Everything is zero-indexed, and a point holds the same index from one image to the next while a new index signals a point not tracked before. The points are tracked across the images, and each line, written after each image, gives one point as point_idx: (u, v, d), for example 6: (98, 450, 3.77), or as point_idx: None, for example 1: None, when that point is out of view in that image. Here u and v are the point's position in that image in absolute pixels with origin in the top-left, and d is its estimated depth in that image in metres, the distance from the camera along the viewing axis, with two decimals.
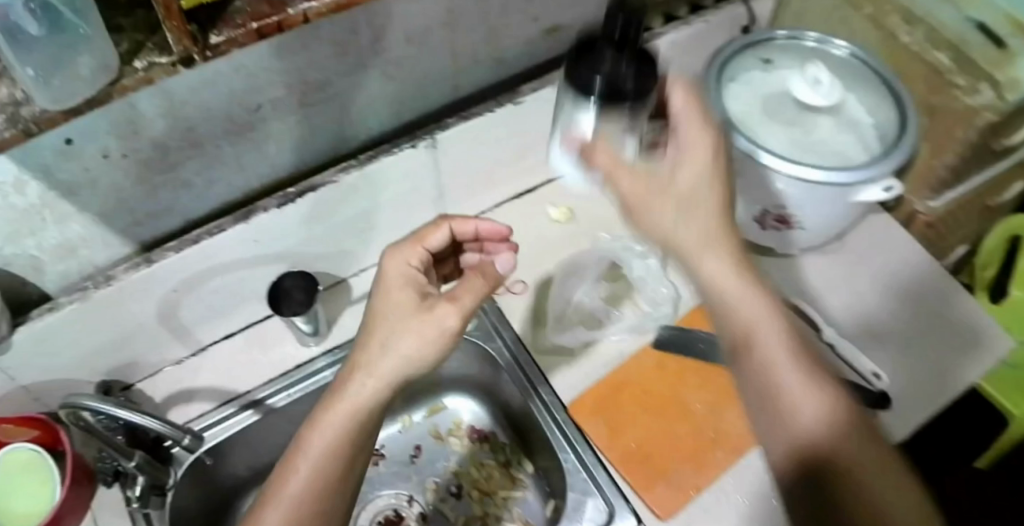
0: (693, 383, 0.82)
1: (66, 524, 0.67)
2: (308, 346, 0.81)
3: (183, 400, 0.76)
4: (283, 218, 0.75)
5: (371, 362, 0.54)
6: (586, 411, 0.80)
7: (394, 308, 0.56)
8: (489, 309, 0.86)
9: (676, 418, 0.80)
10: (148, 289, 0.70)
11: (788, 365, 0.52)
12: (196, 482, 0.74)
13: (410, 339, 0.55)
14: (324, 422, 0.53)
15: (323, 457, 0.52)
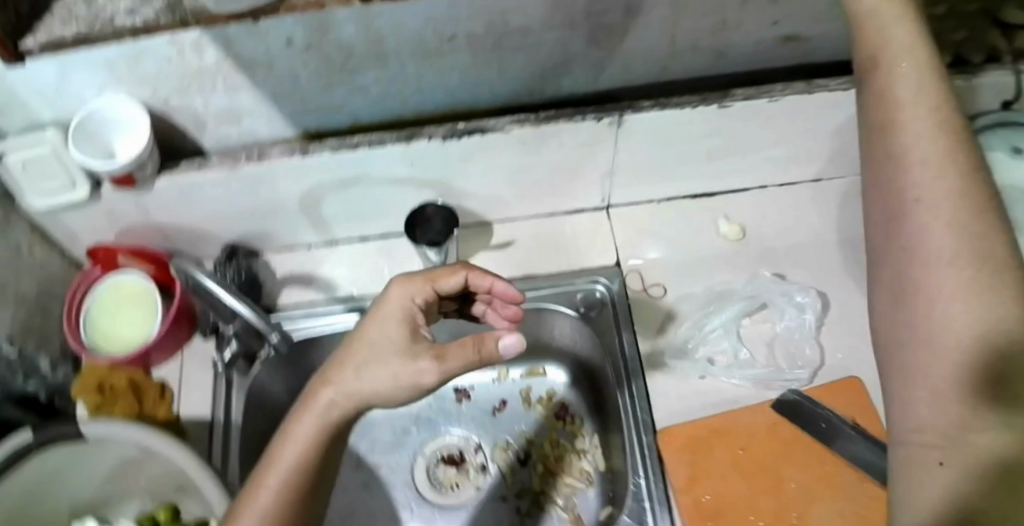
0: (800, 462, 0.74)
1: (158, 357, 0.82)
2: None
3: (303, 282, 0.88)
4: (443, 149, 0.78)
5: (341, 382, 0.57)
6: (674, 445, 0.76)
7: (379, 340, 0.60)
8: (618, 303, 0.84)
9: (765, 491, 0.73)
10: (299, 173, 0.79)
11: (943, 325, 0.42)
12: (288, 362, 0.84)
13: (382, 373, 0.57)
14: (287, 442, 0.56)
15: (292, 472, 0.55)
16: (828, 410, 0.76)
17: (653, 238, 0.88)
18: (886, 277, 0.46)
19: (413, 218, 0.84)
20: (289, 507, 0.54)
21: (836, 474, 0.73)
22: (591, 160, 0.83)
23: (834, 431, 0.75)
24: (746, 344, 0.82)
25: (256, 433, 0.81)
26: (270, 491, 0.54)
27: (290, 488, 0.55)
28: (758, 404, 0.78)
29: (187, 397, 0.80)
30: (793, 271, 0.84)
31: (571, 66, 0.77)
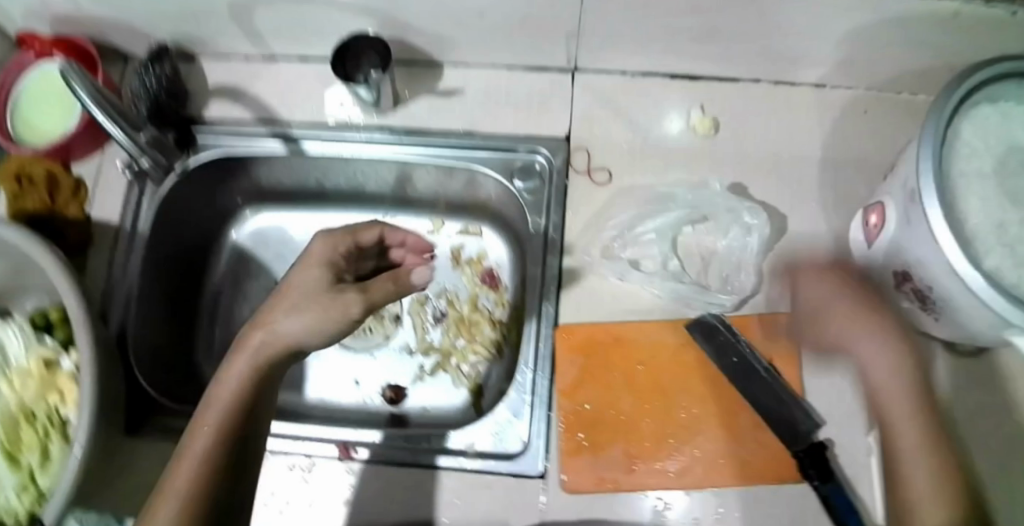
0: (695, 389, 0.70)
1: (81, 152, 0.82)
2: (370, 116, 0.82)
3: (230, 98, 0.83)
4: None
5: (270, 325, 0.59)
6: (568, 344, 0.72)
7: (302, 288, 0.60)
8: (554, 183, 0.78)
9: (651, 412, 0.69)
10: None
11: (857, 342, 0.64)
12: (208, 178, 0.84)
13: (309, 312, 0.59)
14: (217, 388, 0.57)
15: (223, 417, 0.56)
16: (747, 343, 0.70)
17: (615, 116, 0.79)
18: (809, 329, 0.69)
19: (340, 51, 0.76)
20: (216, 453, 0.55)
21: (728, 409, 0.69)
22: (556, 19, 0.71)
23: (746, 368, 0.68)
24: (678, 255, 0.75)
25: (167, 243, 0.83)
26: (204, 435, 0.55)
27: (223, 435, 0.56)
28: (672, 321, 0.72)
29: (100, 200, 0.81)
30: (756, 184, 0.76)
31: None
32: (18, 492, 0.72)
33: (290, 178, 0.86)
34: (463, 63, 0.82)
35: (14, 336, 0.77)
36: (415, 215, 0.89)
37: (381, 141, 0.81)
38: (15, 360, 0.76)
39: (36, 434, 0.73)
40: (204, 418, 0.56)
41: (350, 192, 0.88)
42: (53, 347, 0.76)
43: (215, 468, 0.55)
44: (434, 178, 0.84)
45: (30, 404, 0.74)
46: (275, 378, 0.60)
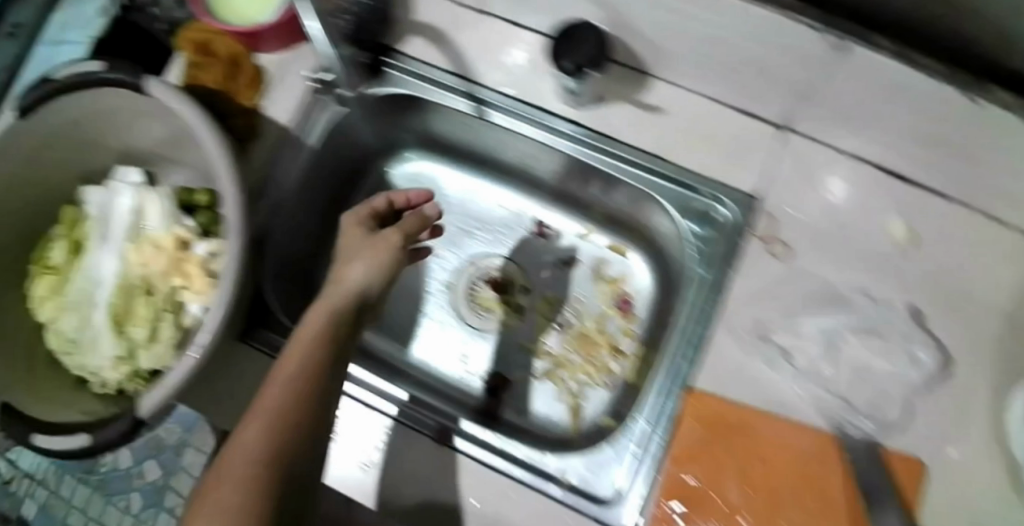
0: (808, 504, 0.65)
1: (270, 45, 0.78)
2: (562, 103, 0.75)
3: (426, 37, 0.77)
4: None
5: (340, 279, 0.62)
6: (697, 411, 0.68)
7: (354, 246, 0.64)
8: (728, 236, 0.71)
9: (754, 510, 0.66)
10: None
11: None
12: (381, 107, 0.80)
13: (367, 260, 0.63)
14: (296, 336, 0.56)
15: (298, 377, 0.53)
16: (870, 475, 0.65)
17: (817, 193, 0.72)
18: None
19: (571, 29, 0.68)
20: (295, 404, 0.51)
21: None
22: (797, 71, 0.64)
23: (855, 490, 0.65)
24: (831, 360, 0.70)
25: (326, 161, 0.81)
26: (278, 395, 0.51)
27: (308, 375, 0.53)
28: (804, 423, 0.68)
29: (277, 96, 0.78)
30: (933, 312, 0.69)
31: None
32: (113, 362, 0.72)
33: (461, 131, 0.82)
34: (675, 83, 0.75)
35: (155, 207, 0.76)
36: (569, 215, 0.85)
37: (567, 135, 0.75)
38: (152, 230, 0.75)
39: (151, 312, 0.73)
40: (287, 361, 0.54)
41: (516, 169, 0.84)
42: (192, 230, 0.76)
43: (304, 404, 0.51)
44: (603, 185, 0.79)
45: (153, 279, 0.74)
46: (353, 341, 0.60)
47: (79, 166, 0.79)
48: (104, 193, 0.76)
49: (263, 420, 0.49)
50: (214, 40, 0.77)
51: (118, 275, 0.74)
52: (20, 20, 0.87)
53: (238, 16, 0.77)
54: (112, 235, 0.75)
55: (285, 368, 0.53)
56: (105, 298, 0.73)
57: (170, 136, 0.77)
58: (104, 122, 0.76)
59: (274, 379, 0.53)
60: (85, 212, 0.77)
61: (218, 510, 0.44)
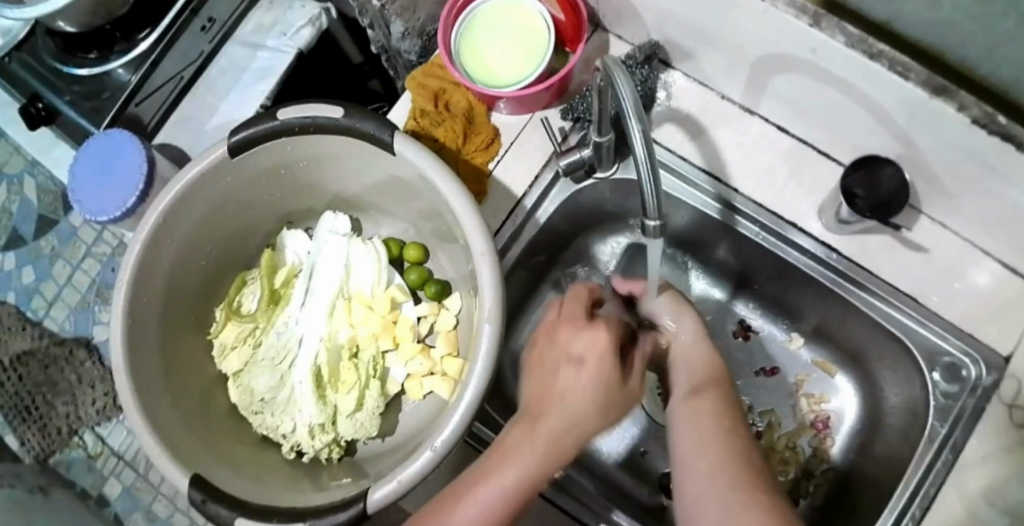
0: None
1: (513, 106, 0.71)
2: (815, 221, 0.72)
3: (686, 129, 0.74)
4: (959, 128, 0.57)
5: (549, 387, 0.57)
6: None
7: (568, 370, 0.58)
8: (978, 397, 0.68)
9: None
10: (783, 36, 0.60)
11: None
12: (615, 195, 0.77)
13: (587, 372, 0.57)
14: (546, 410, 0.56)
15: (503, 494, 0.51)
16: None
17: None
18: None
19: (865, 159, 0.66)
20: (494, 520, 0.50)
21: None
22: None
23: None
24: None
25: (545, 241, 0.77)
26: (473, 499, 0.51)
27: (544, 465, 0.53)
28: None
29: (510, 162, 0.73)
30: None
31: None
32: (313, 428, 0.67)
33: (691, 227, 0.79)
34: (943, 223, 0.71)
35: (364, 261, 0.71)
36: (773, 324, 0.84)
37: (809, 250, 0.72)
38: (358, 289, 0.71)
39: (358, 376, 0.68)
40: (539, 424, 0.55)
41: (731, 271, 0.83)
42: (404, 290, 0.72)
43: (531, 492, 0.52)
44: (827, 306, 0.76)
45: (361, 341, 0.70)
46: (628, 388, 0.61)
47: (280, 207, 0.73)
48: (310, 244, 0.73)
49: (473, 486, 0.52)
50: (453, 91, 0.71)
51: (325, 334, 0.69)
52: (216, 14, 0.79)
53: (489, 75, 0.69)
54: (319, 289, 0.70)
55: (517, 445, 0.53)
56: (308, 357, 0.69)
57: (384, 182, 0.70)
58: (323, 164, 0.68)
59: (487, 476, 0.51)
60: (283, 260, 0.74)
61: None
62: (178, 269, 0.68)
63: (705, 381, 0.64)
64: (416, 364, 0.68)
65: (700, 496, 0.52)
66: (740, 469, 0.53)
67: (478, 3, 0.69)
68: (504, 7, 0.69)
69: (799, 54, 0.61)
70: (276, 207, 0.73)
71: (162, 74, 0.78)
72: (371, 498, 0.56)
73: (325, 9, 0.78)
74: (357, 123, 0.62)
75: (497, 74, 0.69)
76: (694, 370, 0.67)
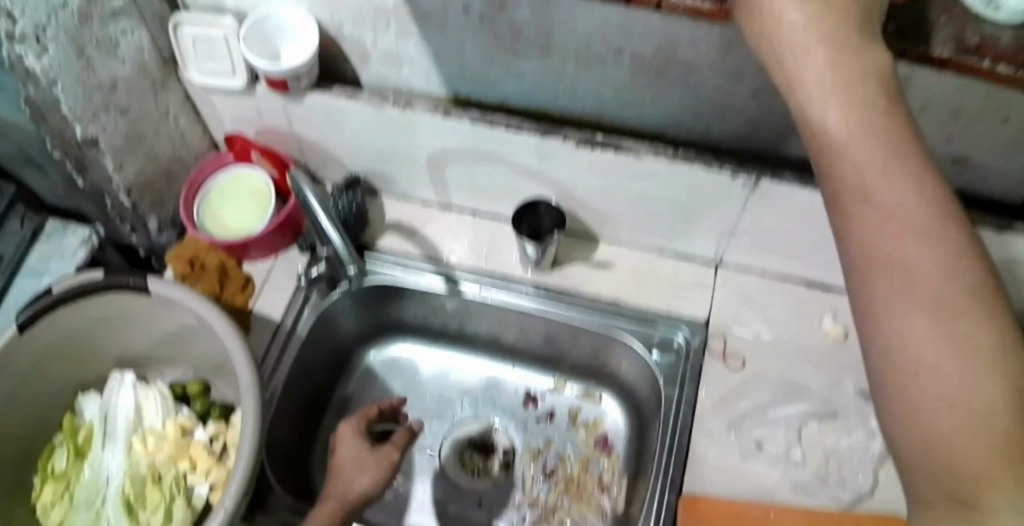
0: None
1: (256, 251, 0.88)
2: (524, 270, 0.90)
3: (403, 235, 0.93)
4: (573, 153, 0.79)
5: (343, 480, 0.68)
6: (695, 512, 0.75)
7: (352, 461, 0.71)
8: (691, 359, 0.84)
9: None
10: (434, 130, 0.82)
11: None
12: (364, 302, 0.90)
13: (365, 476, 0.69)
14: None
15: None
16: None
17: (751, 310, 0.87)
18: None
19: (526, 208, 0.86)
20: None
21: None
22: (723, 216, 0.82)
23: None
24: (801, 444, 0.79)
25: (315, 355, 0.87)
26: None
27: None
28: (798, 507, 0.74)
29: (264, 297, 0.87)
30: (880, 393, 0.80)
31: (724, 113, 0.78)
32: None
33: (434, 314, 0.93)
34: (617, 242, 0.91)
35: (155, 399, 0.77)
36: (537, 371, 0.94)
37: (530, 295, 0.89)
38: (152, 422, 0.76)
39: (163, 498, 0.70)
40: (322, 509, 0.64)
41: (486, 339, 0.94)
42: (191, 416, 0.76)
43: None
44: (567, 339, 0.90)
45: (161, 467, 0.73)
46: (947, 273, 0.36)
47: (73, 374, 0.76)
48: (103, 398, 0.76)
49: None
50: (203, 254, 0.85)
51: (125, 467, 0.72)
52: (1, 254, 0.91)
53: (234, 229, 0.88)
54: (116, 432, 0.75)
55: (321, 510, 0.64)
56: (115, 493, 0.71)
57: (163, 331, 0.76)
58: (97, 327, 0.74)
59: None
60: (83, 420, 0.76)
61: None
62: None
63: (955, 233, 0.37)
64: (216, 472, 0.72)
65: (915, 385, 0.35)
66: (885, 110, 0.37)
67: (206, 188, 0.90)
68: (225, 183, 0.90)
69: (455, 144, 0.83)
70: (68, 376, 0.75)
71: None
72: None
73: (93, 229, 0.94)
74: (121, 279, 0.70)
75: (240, 227, 0.88)
76: (863, 173, 0.37)
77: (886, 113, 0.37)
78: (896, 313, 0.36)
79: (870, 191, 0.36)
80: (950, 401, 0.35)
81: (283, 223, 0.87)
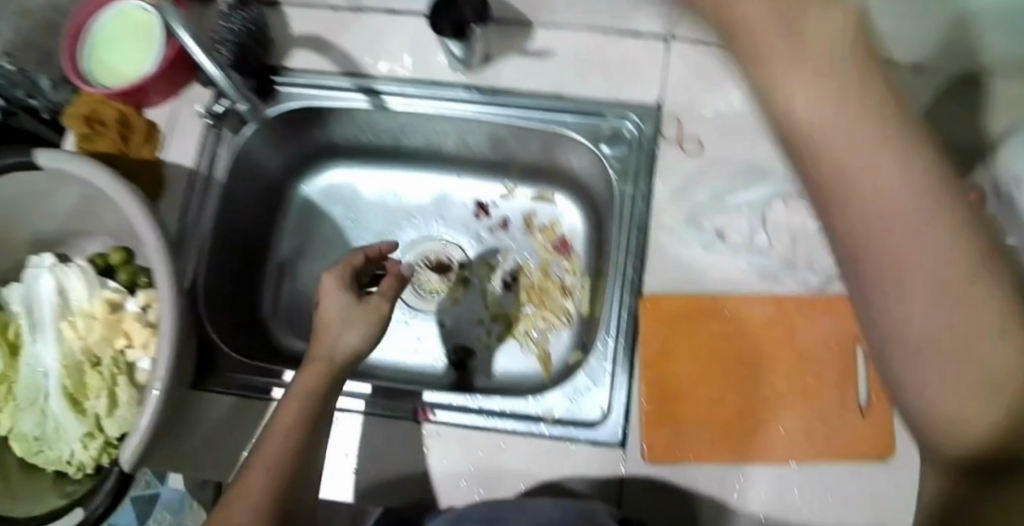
0: (780, 363, 0.69)
1: (155, 94, 0.80)
2: (456, 72, 0.80)
3: (314, 49, 0.81)
4: None
5: (328, 341, 0.61)
6: (657, 315, 0.72)
7: (336, 313, 0.63)
8: (642, 148, 0.76)
9: (733, 383, 0.69)
10: None
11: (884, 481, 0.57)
12: (286, 130, 0.83)
13: (351, 337, 0.62)
14: (286, 406, 0.58)
15: (286, 447, 0.56)
16: (831, 324, 0.70)
17: (710, 87, 0.76)
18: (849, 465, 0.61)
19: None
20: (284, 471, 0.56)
21: (849, 382, 0.68)
22: None
23: (832, 339, 0.69)
24: (766, 228, 0.73)
25: (247, 195, 0.82)
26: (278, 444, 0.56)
27: (302, 438, 0.57)
28: (765, 292, 0.72)
29: (174, 143, 0.80)
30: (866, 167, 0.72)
31: None
32: (83, 441, 0.69)
33: (366, 133, 0.85)
34: (554, 24, 0.79)
35: (77, 280, 0.74)
36: (485, 178, 0.87)
37: (465, 101, 0.79)
38: (79, 305, 0.74)
39: (103, 381, 0.71)
40: (301, 387, 0.59)
41: (428, 153, 0.86)
42: (118, 290, 0.75)
43: (302, 459, 0.57)
44: (514, 141, 0.82)
45: (96, 349, 0.72)
46: (972, 292, 0.32)
47: None
48: (24, 286, 0.74)
49: (259, 475, 0.55)
50: (99, 107, 0.78)
51: (59, 356, 0.71)
52: None
53: (123, 75, 0.79)
54: (42, 322, 0.73)
55: (299, 386, 0.59)
56: (54, 386, 0.70)
57: (68, 207, 0.75)
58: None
59: (278, 421, 0.57)
60: (10, 312, 0.74)
61: None
62: None
63: (947, 203, 0.31)
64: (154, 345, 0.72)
65: (940, 428, 0.33)
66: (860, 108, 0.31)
67: (86, 34, 0.80)
68: (106, 25, 0.80)
69: None
70: None
71: None
72: (123, 460, 0.62)
73: None
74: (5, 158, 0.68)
75: (128, 72, 0.79)
76: (880, 224, 0.31)
77: (888, 122, 0.31)
78: (908, 373, 0.33)
79: (889, 236, 0.31)
80: (963, 422, 0.32)
81: (173, 60, 0.77)
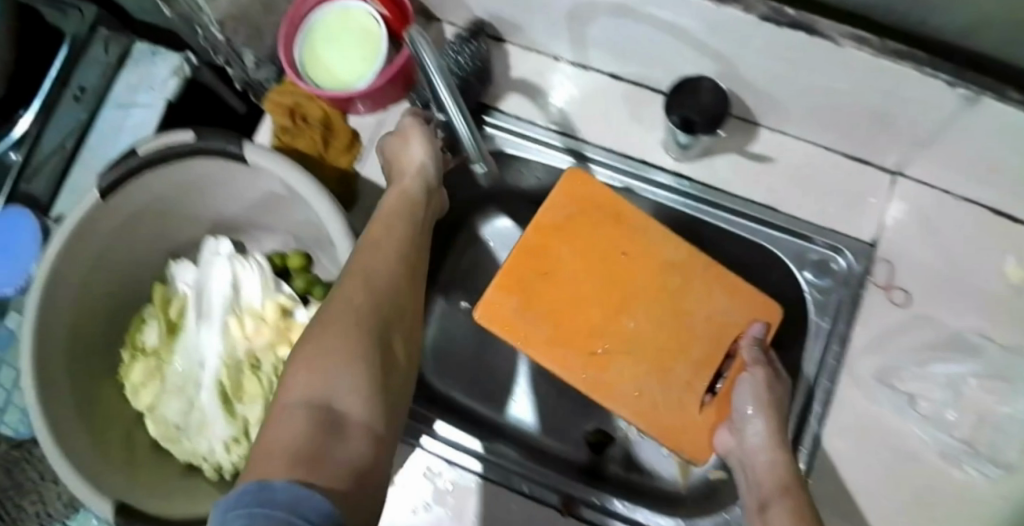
0: (659, 309, 0.73)
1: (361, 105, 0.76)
2: (664, 154, 0.76)
3: (524, 94, 0.77)
4: (754, 31, 0.60)
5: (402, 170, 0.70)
6: (566, 199, 0.73)
7: (395, 159, 0.71)
8: (850, 287, 0.73)
9: (605, 299, 0.73)
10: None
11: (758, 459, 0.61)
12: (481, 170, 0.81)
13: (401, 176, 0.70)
14: (371, 231, 0.64)
15: (378, 281, 0.59)
16: (729, 303, 0.72)
17: (929, 239, 0.73)
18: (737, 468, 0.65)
19: (683, 84, 0.68)
20: (365, 291, 0.57)
21: (707, 367, 0.72)
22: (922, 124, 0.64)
23: (719, 321, 0.72)
24: (958, 408, 0.70)
25: None
26: (373, 264, 0.60)
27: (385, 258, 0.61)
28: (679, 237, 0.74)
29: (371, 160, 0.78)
30: None
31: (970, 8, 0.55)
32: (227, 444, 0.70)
33: None
34: (784, 132, 0.75)
35: (251, 278, 0.74)
36: None
37: (670, 188, 0.76)
38: (250, 303, 0.74)
39: (263, 389, 0.71)
40: (380, 221, 0.65)
41: None
42: (292, 296, 0.74)
43: (388, 286, 0.59)
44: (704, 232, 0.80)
45: (260, 354, 0.72)
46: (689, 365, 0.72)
47: (164, 242, 0.76)
48: (196, 271, 0.74)
49: (359, 284, 0.57)
50: (307, 105, 0.75)
51: (223, 352, 0.72)
52: (84, 82, 0.86)
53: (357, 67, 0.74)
54: (210, 311, 0.73)
55: (383, 230, 0.64)
56: (210, 378, 0.72)
57: (258, 201, 0.74)
58: (196, 195, 0.72)
59: (368, 250, 0.61)
60: (174, 290, 0.75)
61: (329, 349, 0.51)
62: (77, 314, 0.69)
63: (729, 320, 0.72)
64: None
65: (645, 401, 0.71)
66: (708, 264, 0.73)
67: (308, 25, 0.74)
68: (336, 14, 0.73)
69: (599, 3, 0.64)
70: (161, 242, 0.75)
71: (44, 148, 0.87)
72: None
73: (183, 57, 0.86)
74: (211, 144, 0.65)
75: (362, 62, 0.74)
76: (678, 309, 0.73)
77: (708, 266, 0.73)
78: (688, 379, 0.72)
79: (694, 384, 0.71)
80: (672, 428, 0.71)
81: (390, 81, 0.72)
